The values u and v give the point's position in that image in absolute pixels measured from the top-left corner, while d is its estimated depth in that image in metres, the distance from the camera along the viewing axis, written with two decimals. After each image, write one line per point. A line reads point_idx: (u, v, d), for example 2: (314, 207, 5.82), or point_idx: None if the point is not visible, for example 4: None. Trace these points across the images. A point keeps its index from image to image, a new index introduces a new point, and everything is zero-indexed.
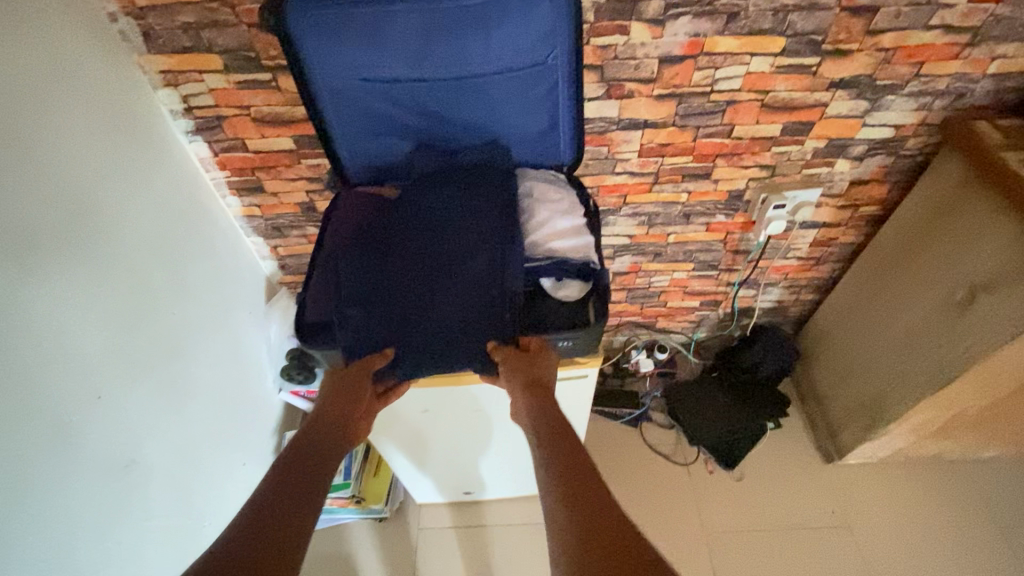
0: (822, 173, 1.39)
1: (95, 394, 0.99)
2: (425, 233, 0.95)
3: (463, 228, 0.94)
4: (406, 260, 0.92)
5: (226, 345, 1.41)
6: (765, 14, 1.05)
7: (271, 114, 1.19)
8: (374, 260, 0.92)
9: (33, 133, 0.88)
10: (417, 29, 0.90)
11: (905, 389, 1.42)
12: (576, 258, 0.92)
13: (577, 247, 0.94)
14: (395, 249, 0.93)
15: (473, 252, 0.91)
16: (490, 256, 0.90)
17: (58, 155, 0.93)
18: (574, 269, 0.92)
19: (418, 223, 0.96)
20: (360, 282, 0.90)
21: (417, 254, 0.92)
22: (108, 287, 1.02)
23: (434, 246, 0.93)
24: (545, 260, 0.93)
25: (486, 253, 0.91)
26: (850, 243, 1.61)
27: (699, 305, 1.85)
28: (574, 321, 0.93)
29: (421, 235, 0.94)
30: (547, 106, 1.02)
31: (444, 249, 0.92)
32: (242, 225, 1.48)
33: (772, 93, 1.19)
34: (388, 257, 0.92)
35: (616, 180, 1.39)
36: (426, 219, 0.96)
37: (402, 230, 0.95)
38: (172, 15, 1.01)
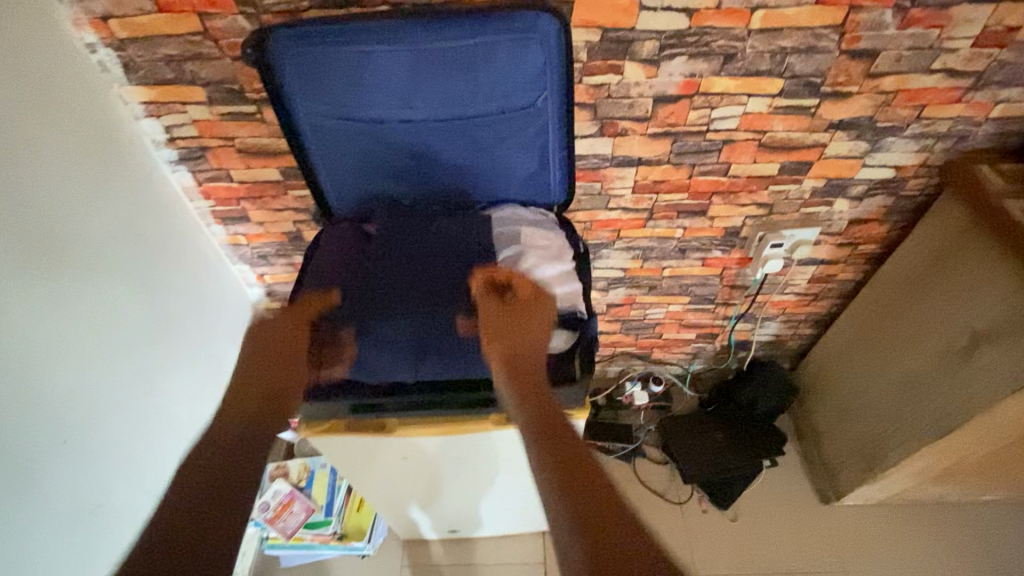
0: (821, 212, 1.35)
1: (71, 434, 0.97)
2: (402, 295, 0.89)
3: (446, 290, 0.89)
4: (385, 320, 0.87)
5: (207, 377, 1.37)
6: (763, 56, 1.02)
7: (256, 146, 1.16)
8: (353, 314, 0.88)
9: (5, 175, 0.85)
10: (403, 70, 0.88)
11: (904, 434, 1.38)
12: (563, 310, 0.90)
13: (564, 297, 0.92)
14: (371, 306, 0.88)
15: (455, 318, 0.87)
16: (474, 333, 0.86)
17: (31, 196, 0.90)
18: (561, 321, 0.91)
19: (398, 275, 0.91)
20: (340, 337, 0.88)
21: (396, 317, 0.87)
22: (80, 325, 0.99)
23: (415, 308, 0.88)
24: None
25: (472, 321, 0.86)
26: (850, 279, 1.57)
27: (695, 337, 1.81)
28: (560, 376, 0.92)
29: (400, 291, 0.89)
30: (537, 148, 0.99)
31: (424, 313, 0.87)
32: (228, 253, 1.45)
33: (770, 133, 1.16)
34: (363, 313, 0.88)
35: (609, 215, 1.36)
36: (407, 274, 0.91)
37: (381, 284, 0.90)
38: (153, 48, 0.99)
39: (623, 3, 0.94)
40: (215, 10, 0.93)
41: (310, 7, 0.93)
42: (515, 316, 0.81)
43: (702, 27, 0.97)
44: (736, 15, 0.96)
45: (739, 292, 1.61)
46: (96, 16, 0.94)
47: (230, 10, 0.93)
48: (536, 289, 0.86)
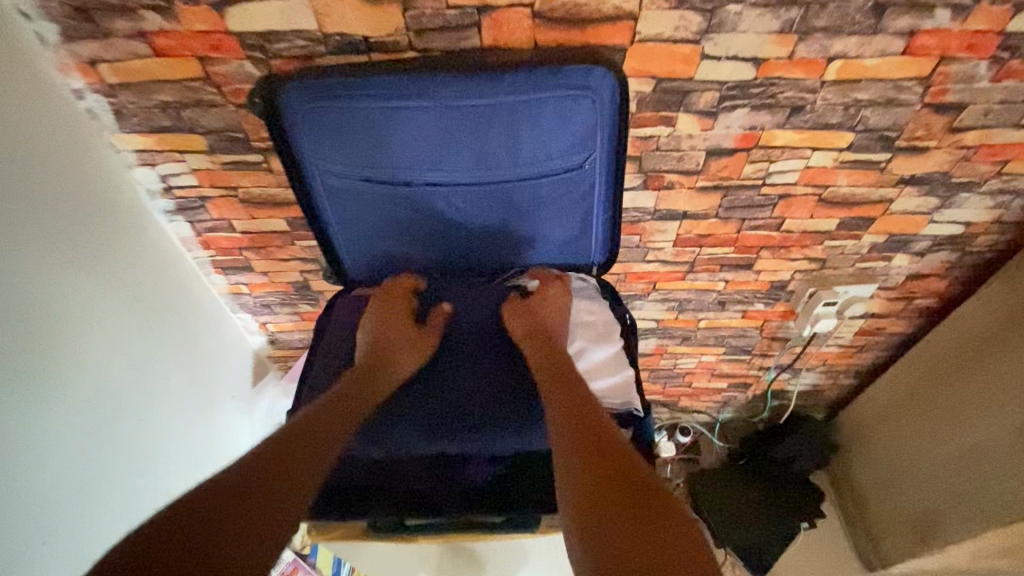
0: (878, 267, 1.23)
1: (38, 538, 0.88)
2: (458, 394, 0.82)
3: (505, 384, 0.82)
4: (441, 421, 0.80)
5: (203, 439, 1.26)
6: (834, 108, 0.90)
7: (262, 196, 1.05)
8: (405, 419, 0.80)
9: None
10: (434, 129, 0.78)
11: (964, 508, 1.26)
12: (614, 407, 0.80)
13: (614, 390, 0.81)
14: (429, 405, 0.81)
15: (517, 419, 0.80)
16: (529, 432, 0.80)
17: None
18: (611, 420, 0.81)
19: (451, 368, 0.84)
20: (387, 439, 0.79)
21: (453, 418, 0.80)
22: (55, 404, 0.90)
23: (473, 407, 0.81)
24: None
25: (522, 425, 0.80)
26: (900, 332, 1.44)
27: (727, 386, 1.69)
28: None
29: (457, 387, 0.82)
30: (579, 213, 0.88)
31: (480, 415, 0.80)
32: (228, 302, 1.33)
33: (832, 188, 1.05)
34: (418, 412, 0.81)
35: (645, 267, 1.24)
36: (462, 367, 0.84)
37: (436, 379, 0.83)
38: (148, 94, 0.87)
39: (683, 52, 0.82)
40: (218, 54, 0.82)
41: (327, 52, 0.81)
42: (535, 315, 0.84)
43: (770, 77, 0.86)
44: (809, 65, 0.84)
45: (779, 345, 1.49)
46: (84, 61, 0.83)
47: (236, 54, 0.82)
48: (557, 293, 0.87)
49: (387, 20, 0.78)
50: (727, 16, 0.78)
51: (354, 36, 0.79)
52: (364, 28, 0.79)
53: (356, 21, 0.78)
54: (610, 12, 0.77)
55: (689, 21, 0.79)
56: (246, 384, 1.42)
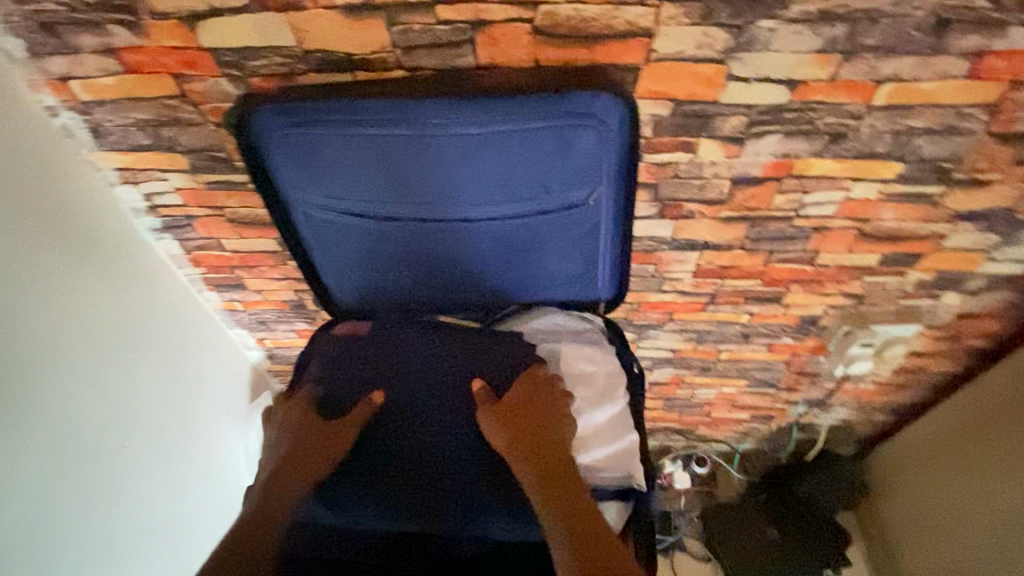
0: (923, 305, 1.11)
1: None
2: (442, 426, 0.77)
3: (463, 445, 0.75)
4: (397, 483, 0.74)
5: (199, 460, 1.22)
6: (882, 136, 0.79)
7: (249, 216, 0.99)
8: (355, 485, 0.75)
9: None
10: (419, 162, 0.70)
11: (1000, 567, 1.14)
12: (612, 482, 0.73)
13: (614, 463, 0.74)
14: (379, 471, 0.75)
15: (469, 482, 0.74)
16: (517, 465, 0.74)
17: None
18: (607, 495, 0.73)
19: (408, 420, 0.77)
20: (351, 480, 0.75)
21: (407, 483, 0.74)
22: (28, 445, 0.84)
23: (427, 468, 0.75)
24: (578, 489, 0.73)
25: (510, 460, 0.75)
26: (944, 370, 1.30)
27: (749, 418, 1.57)
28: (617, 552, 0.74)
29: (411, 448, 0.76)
30: (583, 249, 0.80)
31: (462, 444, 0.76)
32: (223, 317, 1.29)
33: (874, 222, 0.93)
34: (372, 471, 0.75)
35: (661, 297, 1.14)
36: (418, 421, 0.77)
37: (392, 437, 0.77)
38: (124, 111, 0.82)
39: (706, 73, 0.72)
40: (192, 71, 0.75)
41: (307, 70, 0.74)
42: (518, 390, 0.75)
43: (807, 102, 0.75)
44: (854, 89, 0.73)
45: (807, 380, 1.36)
46: (55, 78, 0.78)
47: (212, 72, 0.75)
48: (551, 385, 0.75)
49: (371, 37, 0.70)
50: (759, 32, 0.68)
51: (335, 53, 0.72)
52: (346, 45, 0.71)
53: (337, 37, 0.70)
54: (621, 28, 0.68)
55: (714, 38, 0.69)
56: (242, 400, 1.38)
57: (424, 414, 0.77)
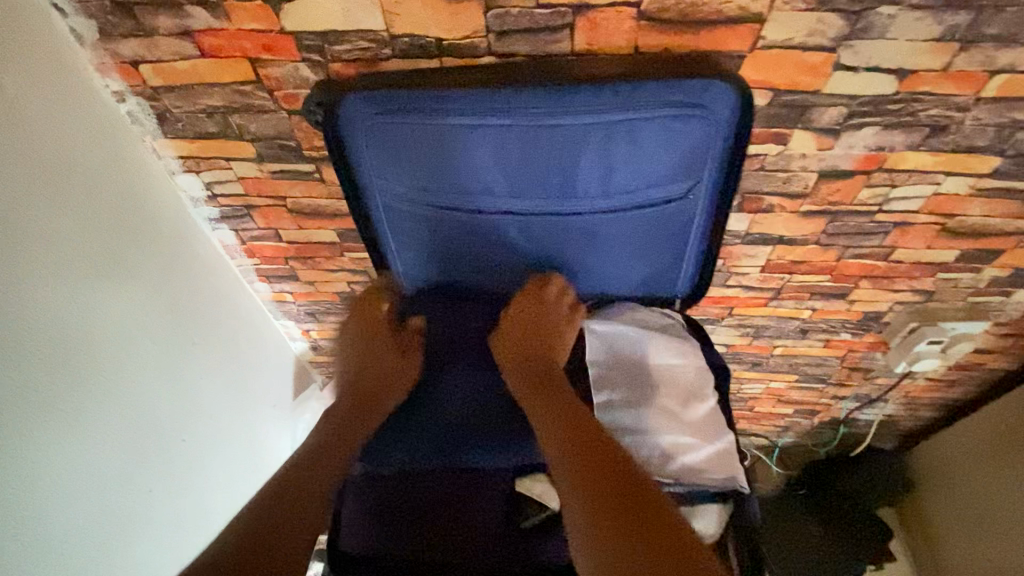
0: (992, 303, 1.08)
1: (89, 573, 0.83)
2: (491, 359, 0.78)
3: (500, 409, 0.75)
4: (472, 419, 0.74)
5: (246, 451, 1.20)
6: (985, 130, 0.76)
7: (311, 206, 0.96)
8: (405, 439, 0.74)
9: (13, 283, 0.69)
10: (512, 151, 0.67)
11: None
12: (717, 483, 0.70)
13: (715, 464, 0.71)
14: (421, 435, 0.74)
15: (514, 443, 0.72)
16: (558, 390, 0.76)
17: (40, 299, 0.73)
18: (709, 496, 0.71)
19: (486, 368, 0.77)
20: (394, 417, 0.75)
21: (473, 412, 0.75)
22: (98, 438, 0.83)
23: (470, 421, 0.74)
24: (676, 486, 0.70)
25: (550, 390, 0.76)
26: (1001, 367, 1.27)
27: (793, 413, 1.55)
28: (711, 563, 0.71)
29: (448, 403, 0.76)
30: (672, 244, 0.77)
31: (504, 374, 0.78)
32: (271, 309, 1.26)
33: (959, 217, 0.90)
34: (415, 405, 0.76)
35: (723, 292, 1.12)
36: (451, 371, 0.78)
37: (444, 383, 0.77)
38: (194, 98, 0.79)
39: (813, 62, 0.69)
40: (271, 55, 0.72)
41: (393, 56, 0.71)
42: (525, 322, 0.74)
43: (913, 93, 0.72)
44: (965, 79, 0.70)
45: (860, 375, 1.34)
46: (125, 61, 0.75)
47: (293, 56, 0.72)
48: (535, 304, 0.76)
49: (465, 22, 0.66)
50: (877, 19, 0.64)
51: (425, 38, 0.68)
52: (438, 29, 0.68)
53: (429, 21, 0.67)
54: (731, 13, 0.64)
55: (828, 25, 0.65)
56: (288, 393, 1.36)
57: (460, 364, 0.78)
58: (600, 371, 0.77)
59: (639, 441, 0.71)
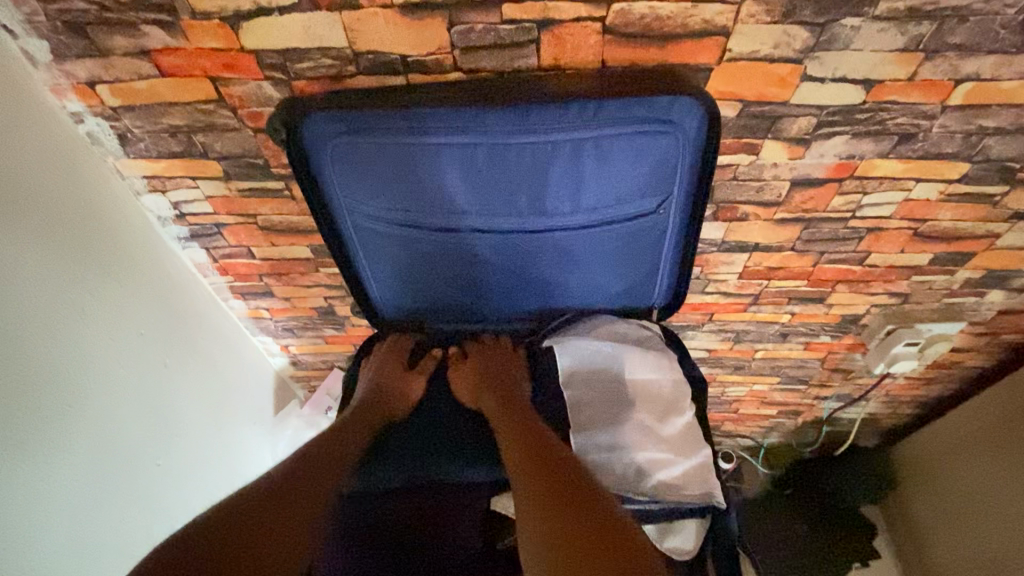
0: (967, 303, 1.09)
1: None
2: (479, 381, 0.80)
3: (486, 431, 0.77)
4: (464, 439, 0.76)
5: (226, 472, 1.17)
6: (953, 136, 0.76)
7: (283, 223, 0.95)
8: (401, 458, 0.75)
9: None
10: (481, 170, 0.66)
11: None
12: (693, 499, 0.70)
13: (692, 478, 0.71)
14: (411, 456, 0.75)
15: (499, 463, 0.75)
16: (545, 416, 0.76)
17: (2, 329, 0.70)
18: (685, 513, 0.71)
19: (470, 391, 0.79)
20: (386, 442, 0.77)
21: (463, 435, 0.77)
22: (68, 469, 0.80)
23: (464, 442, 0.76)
24: (651, 501, 0.70)
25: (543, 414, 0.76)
26: (978, 365, 1.29)
27: (777, 413, 1.55)
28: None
29: (444, 427, 0.78)
30: (646, 257, 0.77)
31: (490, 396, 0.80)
32: (248, 325, 1.24)
33: (931, 222, 0.91)
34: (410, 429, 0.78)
35: (702, 299, 1.11)
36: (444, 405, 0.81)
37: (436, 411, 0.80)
38: (156, 117, 0.77)
39: (780, 73, 0.69)
40: (232, 74, 0.71)
41: (358, 73, 0.69)
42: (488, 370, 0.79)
43: (881, 102, 0.72)
44: (930, 88, 0.70)
45: (840, 376, 1.35)
46: (81, 81, 0.73)
47: (255, 75, 0.71)
48: (502, 355, 0.81)
49: (430, 38, 0.65)
50: (841, 31, 0.64)
51: (389, 55, 0.67)
52: (402, 46, 0.66)
53: (392, 37, 0.65)
54: (697, 27, 0.64)
55: (794, 37, 0.65)
56: (268, 409, 1.34)
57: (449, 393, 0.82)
58: (575, 390, 0.77)
59: (614, 458, 0.71)
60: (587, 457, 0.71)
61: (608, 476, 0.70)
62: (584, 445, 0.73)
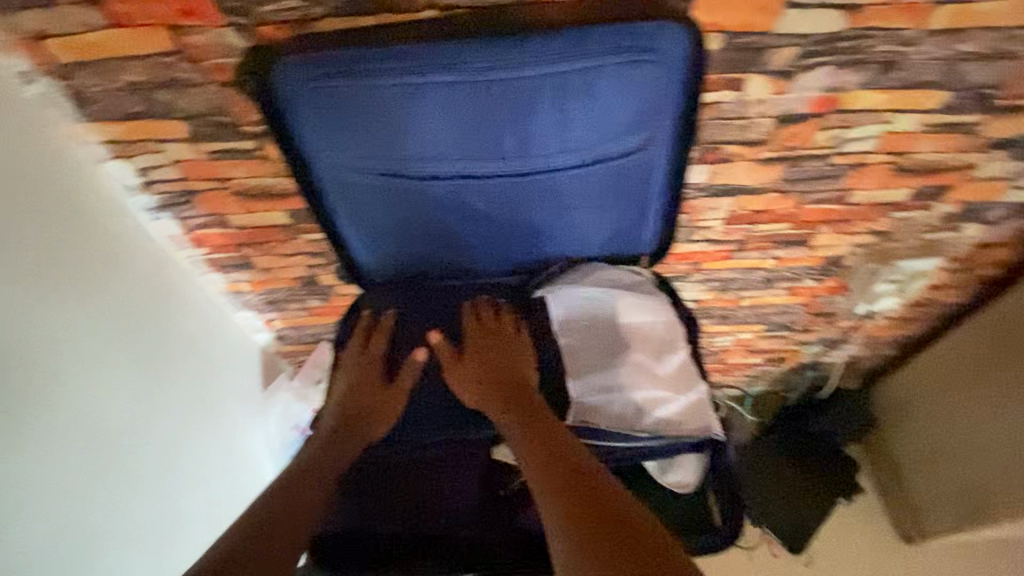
0: (944, 239, 1.11)
1: None
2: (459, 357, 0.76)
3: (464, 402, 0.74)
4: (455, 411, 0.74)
5: (219, 449, 1.15)
6: (933, 63, 0.76)
7: (257, 187, 0.91)
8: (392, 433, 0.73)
9: None
10: (463, 112, 0.64)
11: (1020, 492, 1.19)
12: (691, 434, 0.71)
13: (689, 415, 0.72)
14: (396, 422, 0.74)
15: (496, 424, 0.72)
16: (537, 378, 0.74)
17: None
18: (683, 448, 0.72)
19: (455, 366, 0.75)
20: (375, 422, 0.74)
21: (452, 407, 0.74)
22: (50, 450, 0.78)
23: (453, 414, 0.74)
24: (650, 439, 0.71)
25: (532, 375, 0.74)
26: (954, 302, 1.32)
27: (762, 362, 1.59)
28: (693, 519, 0.74)
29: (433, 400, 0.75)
30: (636, 197, 0.75)
31: None
32: (228, 300, 1.21)
33: (912, 155, 0.91)
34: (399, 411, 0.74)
35: (689, 248, 1.12)
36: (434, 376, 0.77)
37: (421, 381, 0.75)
38: (112, 74, 0.73)
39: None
40: (192, 21, 0.66)
41: (327, 15, 0.65)
42: (485, 351, 0.74)
43: (863, 29, 0.71)
44: (912, 12, 0.69)
45: (824, 321, 1.38)
46: (27, 37, 0.68)
47: (216, 22, 0.66)
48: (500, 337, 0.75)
49: None
50: None
51: None
52: None
53: None
54: None
55: None
56: (256, 387, 1.32)
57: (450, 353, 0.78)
58: (570, 337, 0.76)
59: (611, 399, 0.72)
60: (585, 402, 0.72)
61: (606, 417, 0.71)
62: (581, 389, 0.73)
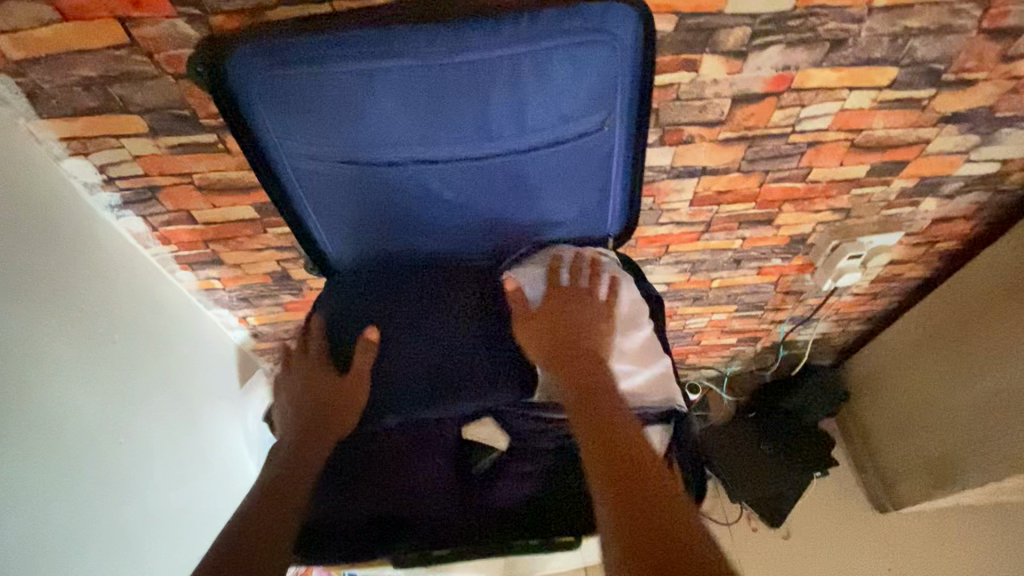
0: (903, 214, 1.14)
1: None
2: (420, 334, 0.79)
3: (427, 373, 0.76)
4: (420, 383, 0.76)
5: (196, 447, 1.15)
6: (880, 40, 0.78)
7: (222, 181, 0.91)
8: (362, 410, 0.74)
9: None
10: (421, 96, 0.64)
11: (990, 457, 1.23)
12: (655, 405, 0.74)
13: (653, 387, 0.74)
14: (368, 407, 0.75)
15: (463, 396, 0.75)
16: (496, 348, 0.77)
17: None
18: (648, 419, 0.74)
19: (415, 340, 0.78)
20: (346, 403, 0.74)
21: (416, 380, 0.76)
22: (18, 452, 0.77)
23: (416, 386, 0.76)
24: None
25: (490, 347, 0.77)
26: (918, 276, 1.36)
27: (737, 342, 1.62)
28: None
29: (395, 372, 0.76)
30: (597, 177, 0.77)
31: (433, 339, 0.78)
32: (200, 298, 1.20)
33: (866, 132, 0.94)
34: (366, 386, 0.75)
35: (657, 231, 1.14)
36: (400, 359, 0.77)
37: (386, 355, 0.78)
38: (65, 69, 0.72)
39: None
40: (143, 12, 0.66)
41: (280, 3, 0.66)
42: (558, 322, 0.72)
43: (810, 7, 0.73)
44: None
45: (793, 299, 1.41)
46: None
47: (168, 12, 0.66)
48: (574, 308, 0.74)
49: None
50: None
51: None
52: None
53: None
54: None
55: None
56: (234, 384, 1.31)
57: (396, 331, 0.79)
58: None
59: None
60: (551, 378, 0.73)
61: None
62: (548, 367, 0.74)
